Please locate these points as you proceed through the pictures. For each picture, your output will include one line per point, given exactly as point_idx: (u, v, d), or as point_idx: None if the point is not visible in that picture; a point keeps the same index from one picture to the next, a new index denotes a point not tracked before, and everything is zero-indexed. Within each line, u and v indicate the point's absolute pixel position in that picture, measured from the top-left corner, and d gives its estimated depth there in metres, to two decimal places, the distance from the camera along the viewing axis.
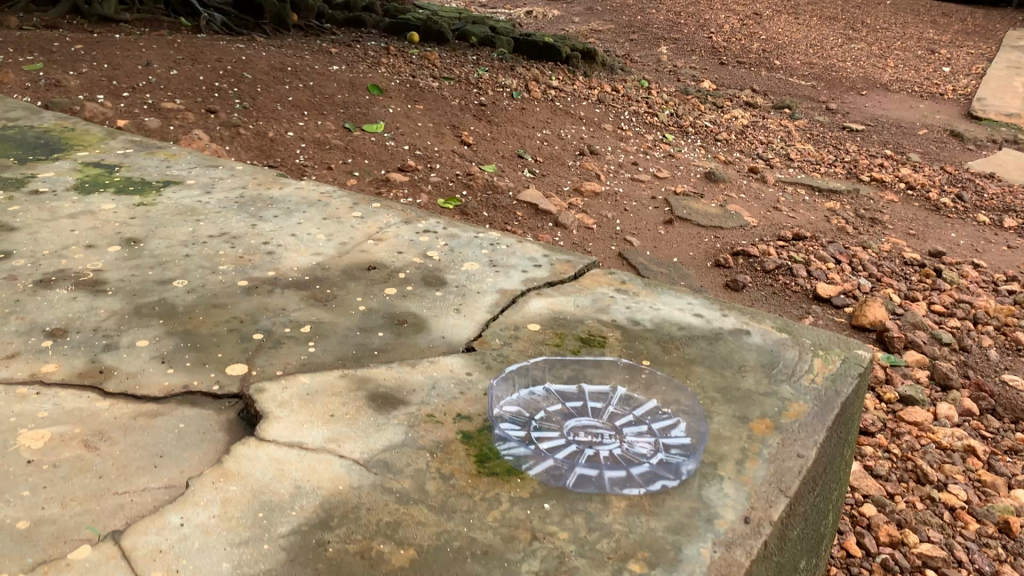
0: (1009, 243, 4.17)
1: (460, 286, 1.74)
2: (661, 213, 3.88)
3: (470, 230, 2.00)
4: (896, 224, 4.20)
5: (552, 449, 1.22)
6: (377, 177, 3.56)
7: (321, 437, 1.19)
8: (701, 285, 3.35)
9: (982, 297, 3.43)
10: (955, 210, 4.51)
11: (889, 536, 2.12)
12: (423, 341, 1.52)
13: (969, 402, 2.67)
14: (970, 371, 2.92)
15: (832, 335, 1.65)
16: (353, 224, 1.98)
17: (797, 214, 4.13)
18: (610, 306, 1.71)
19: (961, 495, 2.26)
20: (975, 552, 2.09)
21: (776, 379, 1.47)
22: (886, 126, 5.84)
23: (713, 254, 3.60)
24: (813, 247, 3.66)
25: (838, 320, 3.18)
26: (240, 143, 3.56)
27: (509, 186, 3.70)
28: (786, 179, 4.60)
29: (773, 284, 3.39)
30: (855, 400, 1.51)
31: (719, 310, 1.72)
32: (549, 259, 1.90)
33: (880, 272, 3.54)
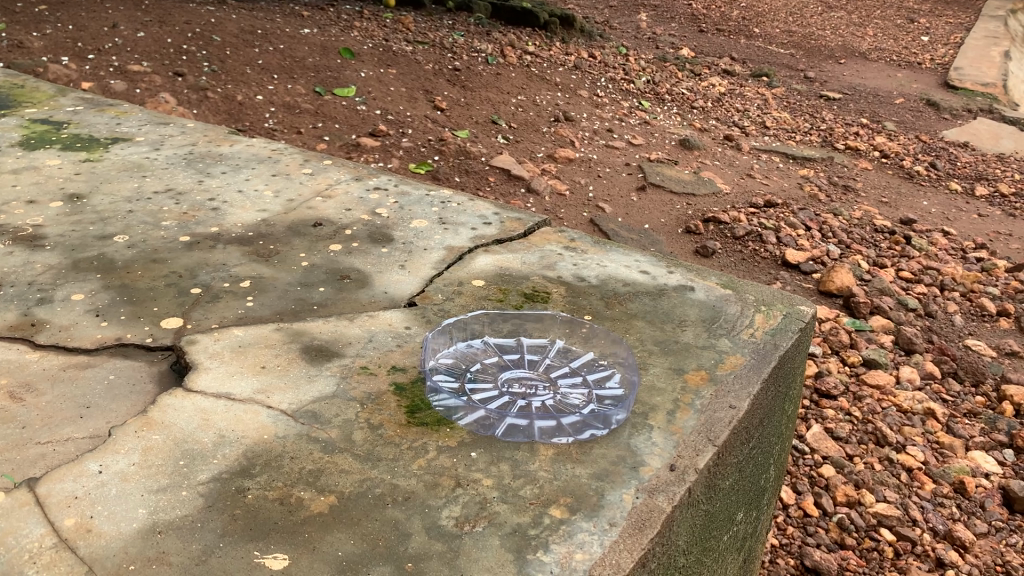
0: (980, 211, 4.20)
1: (407, 243, 1.72)
2: (634, 179, 3.87)
3: (423, 188, 1.98)
4: (868, 191, 4.22)
5: (485, 400, 1.22)
6: (348, 141, 3.53)
7: (250, 388, 1.19)
8: (671, 251, 3.35)
9: (949, 264, 3.45)
10: (928, 177, 4.53)
11: (846, 496, 2.14)
12: (365, 297, 1.50)
13: (931, 365, 2.69)
14: (934, 336, 2.94)
15: (775, 290, 1.66)
16: (303, 181, 1.96)
17: (770, 181, 4.14)
18: (557, 262, 1.70)
19: (918, 455, 2.29)
20: (930, 512, 2.12)
21: (715, 333, 1.48)
22: (863, 94, 5.84)
23: (684, 220, 3.60)
24: (784, 214, 3.66)
25: (805, 286, 3.20)
26: (208, 106, 3.51)
27: (483, 151, 3.68)
28: (761, 147, 4.60)
29: (743, 250, 3.40)
30: (795, 355, 1.53)
31: (665, 267, 1.71)
32: (499, 216, 1.88)
33: (849, 239, 3.55)
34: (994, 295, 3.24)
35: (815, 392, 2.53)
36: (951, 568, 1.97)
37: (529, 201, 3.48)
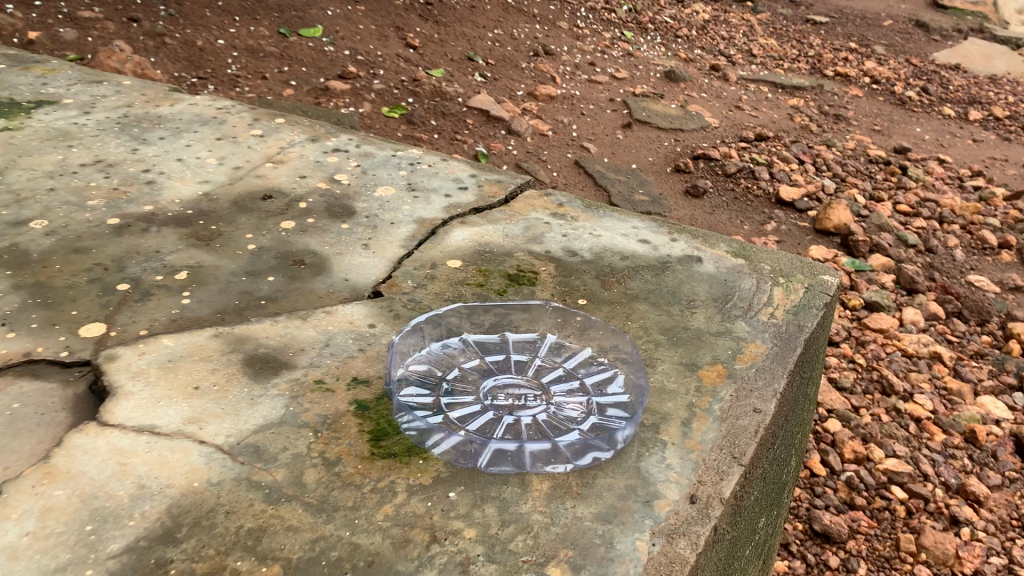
0: (974, 137, 4.01)
1: (371, 216, 1.50)
2: (619, 116, 3.64)
3: (387, 148, 1.75)
4: (859, 119, 4.00)
5: (463, 418, 1.02)
6: (316, 85, 3.26)
7: (178, 419, 0.98)
8: (660, 192, 3.13)
9: (947, 195, 3.26)
10: (920, 102, 4.31)
11: (854, 453, 1.92)
12: (322, 287, 1.29)
13: (934, 306, 2.51)
14: (935, 273, 2.76)
15: (793, 258, 1.46)
16: (251, 145, 1.73)
17: (759, 113, 3.91)
18: (543, 234, 1.49)
19: (926, 405, 2.09)
20: (941, 466, 1.92)
21: (729, 315, 1.28)
22: (851, 17, 5.56)
23: (673, 158, 3.37)
24: (776, 148, 3.44)
25: (801, 225, 2.99)
26: (167, 53, 3.22)
27: (459, 91, 3.43)
28: (749, 76, 4.35)
29: (734, 188, 3.19)
30: (820, 335, 1.33)
31: (667, 234, 1.51)
32: (476, 179, 1.66)
33: (844, 172, 3.34)
34: (995, 228, 3.05)
35: None
36: (966, 527, 1.78)
37: (511, 143, 3.24)
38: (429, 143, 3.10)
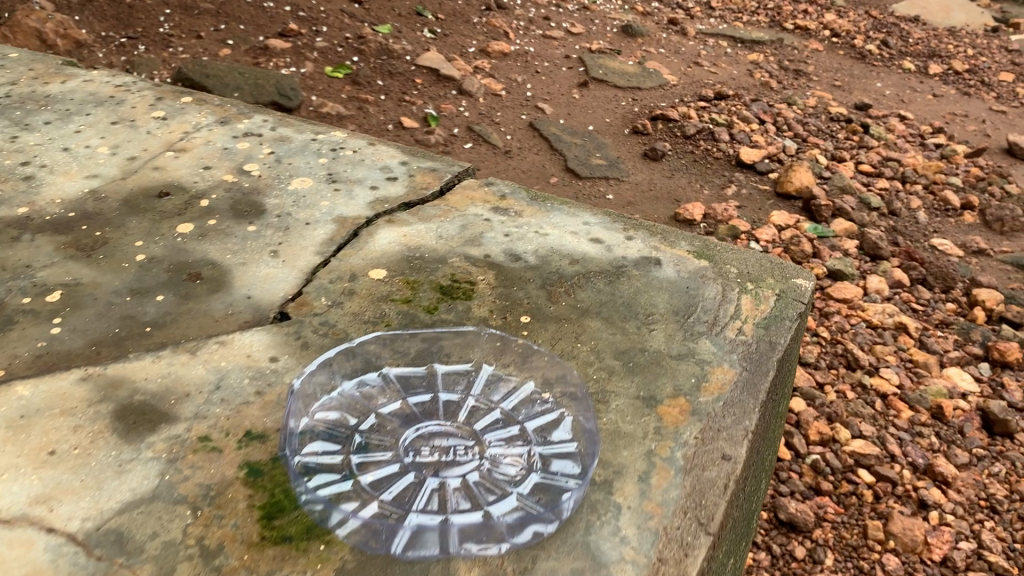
0: (935, 91, 3.87)
1: (283, 216, 1.31)
2: (574, 74, 3.43)
3: (307, 131, 1.55)
4: (820, 75, 3.85)
5: (377, 484, 0.85)
6: (255, 44, 3.00)
7: (22, 499, 0.80)
8: (617, 156, 2.95)
9: (910, 153, 3.12)
10: (880, 56, 4.17)
11: (818, 434, 1.64)
12: (218, 307, 1.10)
13: (898, 274, 2.31)
14: (899, 238, 2.60)
15: (762, 258, 1.31)
16: (151, 130, 1.52)
17: (719, 70, 3.74)
18: (483, 234, 1.31)
19: (893, 378, 1.81)
20: (908, 445, 1.65)
21: (692, 333, 1.12)
22: None
23: (631, 119, 3.19)
24: (736, 107, 3.26)
25: (761, 189, 2.82)
26: (93, 11, 2.96)
27: (408, 49, 3.19)
28: (707, 31, 4.17)
29: (694, 151, 3.01)
30: (793, 350, 1.18)
31: (622, 232, 1.34)
32: (408, 167, 1.47)
33: (805, 132, 3.19)
34: (957, 188, 2.91)
35: None
36: (935, 510, 1.52)
37: (462, 104, 3.03)
38: (376, 104, 2.89)
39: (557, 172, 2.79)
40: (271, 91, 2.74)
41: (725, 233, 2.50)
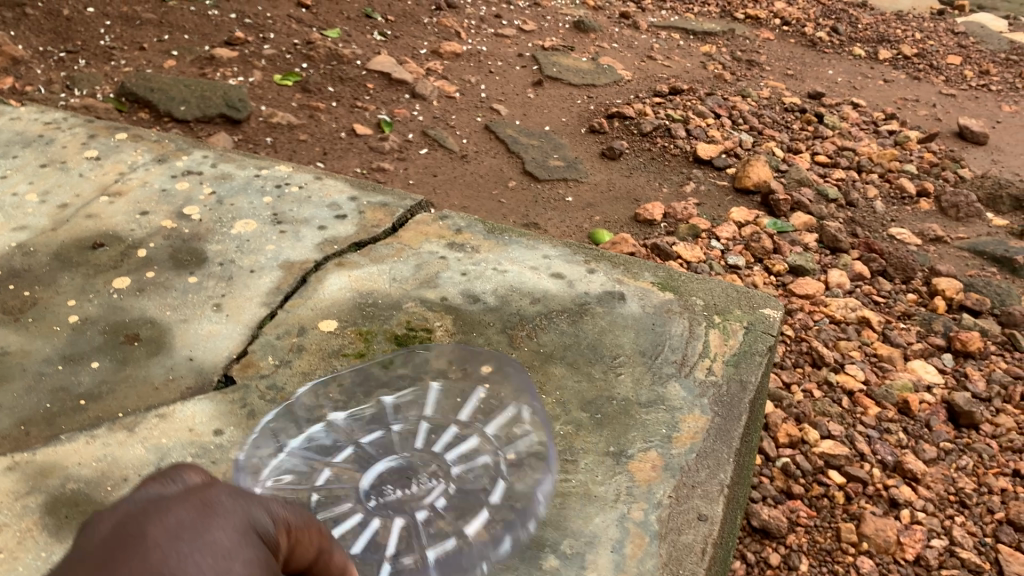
0: (885, 77, 3.88)
1: (227, 263, 1.24)
2: (528, 73, 3.38)
3: (249, 167, 1.48)
4: (772, 64, 3.84)
5: (348, 521, 0.86)
6: (200, 54, 2.90)
7: None
8: (575, 157, 2.89)
9: (864, 142, 3.10)
10: (831, 44, 4.18)
11: (787, 436, 1.53)
12: (158, 372, 1.04)
13: (858, 266, 2.26)
14: (857, 229, 2.56)
15: (727, 287, 1.27)
16: (83, 173, 1.44)
17: (672, 63, 3.71)
18: (439, 274, 1.25)
19: (858, 375, 1.72)
20: (877, 442, 1.55)
21: (660, 376, 1.07)
22: None
23: (587, 118, 3.13)
24: (691, 103, 3.22)
25: (720, 185, 2.76)
26: (29, 27, 2.82)
27: (358, 53, 3.11)
28: (659, 23, 4.16)
29: (651, 148, 2.94)
30: (764, 385, 1.14)
31: (583, 265, 1.30)
32: (357, 203, 1.41)
33: (761, 124, 3.16)
34: (913, 175, 2.88)
35: None
36: (907, 508, 1.43)
37: (415, 108, 2.96)
38: (328, 112, 2.82)
39: (515, 176, 2.73)
40: (219, 101, 2.66)
41: (685, 233, 2.43)
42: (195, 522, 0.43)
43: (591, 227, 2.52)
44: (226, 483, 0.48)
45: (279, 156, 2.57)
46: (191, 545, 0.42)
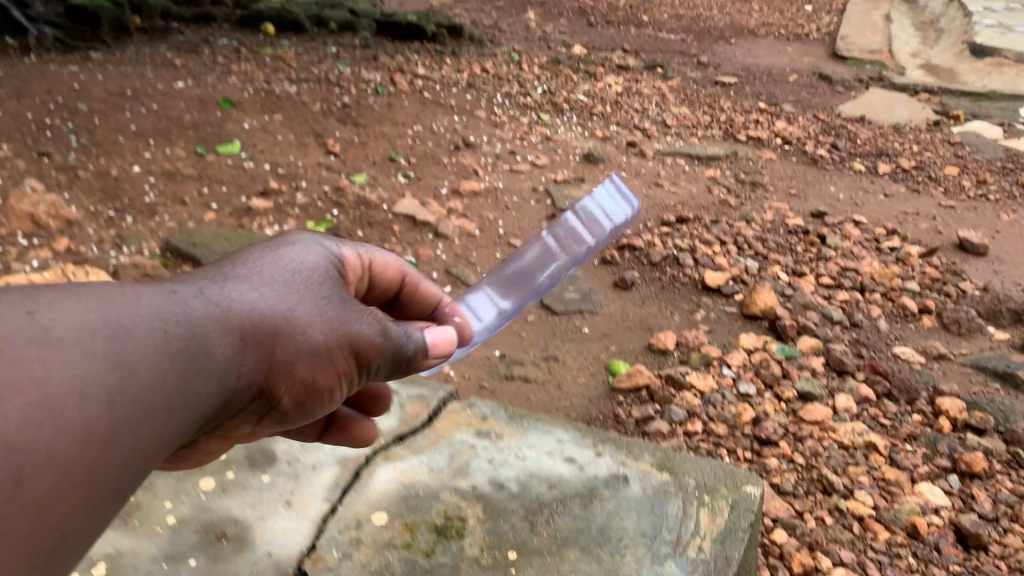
0: (884, 191, 4.65)
1: (292, 464, 1.61)
2: (542, 207, 4.03)
3: None
4: (775, 185, 4.61)
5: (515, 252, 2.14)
6: (235, 206, 3.66)
7: None
8: (589, 288, 3.57)
9: (865, 261, 3.72)
10: (830, 160, 5.05)
11: (803, 565, 2.18)
12: (245, 566, 1.42)
13: (865, 389, 2.84)
14: (863, 350, 3.11)
15: (717, 468, 1.61)
16: None
17: (678, 189, 4.47)
18: (468, 464, 1.61)
19: (868, 501, 2.39)
20: (886, 568, 2.21)
21: (660, 555, 1.42)
22: (757, 76, 6.94)
23: (600, 250, 3.82)
24: (697, 231, 3.90)
25: (729, 311, 3.35)
26: (82, 188, 3.54)
27: (383, 197, 3.84)
28: (666, 150, 4.94)
29: (661, 277, 3.60)
30: (745, 554, 1.48)
31: (593, 449, 1.65)
32: (400, 397, 1.78)
33: (765, 248, 3.78)
34: (912, 294, 3.49)
35: (756, 441, 2.62)
36: None
37: (439, 248, 3.62)
38: None
39: (534, 309, 3.45)
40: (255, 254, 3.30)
41: (697, 361, 2.99)
42: (254, 255, 1.32)
43: (607, 357, 3.15)
44: (274, 246, 1.37)
45: None
46: (256, 261, 1.30)
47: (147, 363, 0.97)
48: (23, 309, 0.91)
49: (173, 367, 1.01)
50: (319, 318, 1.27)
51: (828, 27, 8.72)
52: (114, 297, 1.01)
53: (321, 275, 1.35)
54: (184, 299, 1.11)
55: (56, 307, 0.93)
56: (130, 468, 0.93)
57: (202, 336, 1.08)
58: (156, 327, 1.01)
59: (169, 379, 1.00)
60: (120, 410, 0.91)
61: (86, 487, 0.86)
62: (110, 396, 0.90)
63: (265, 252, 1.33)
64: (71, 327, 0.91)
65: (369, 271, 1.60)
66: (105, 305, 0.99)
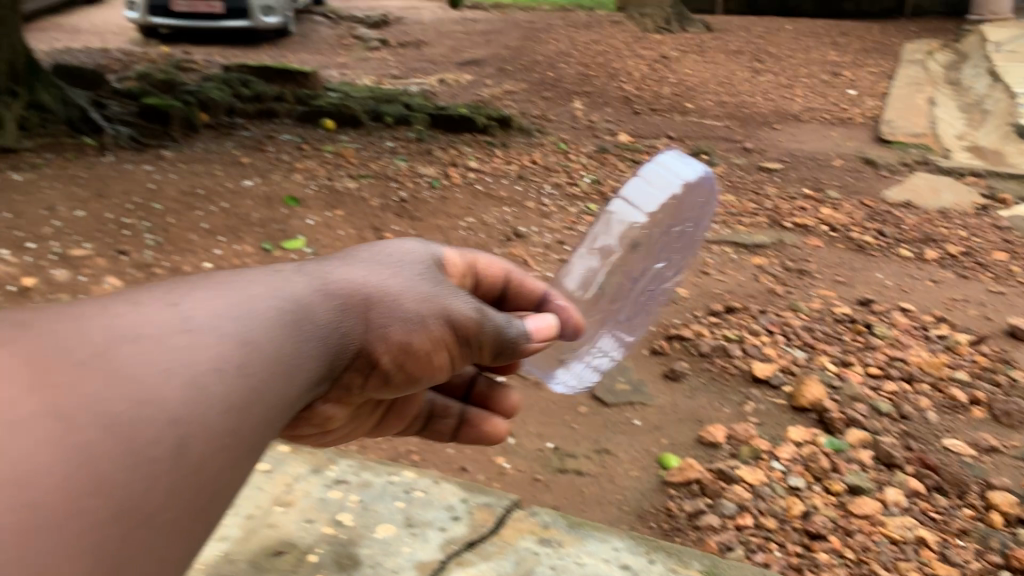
0: (932, 277, 4.77)
1: (376, 564, 1.80)
2: None
3: (383, 474, 2.08)
4: (822, 272, 4.76)
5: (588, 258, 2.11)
6: None
7: None
8: (640, 378, 3.73)
9: (913, 350, 3.83)
10: (877, 247, 5.18)
11: None
12: None
13: (914, 482, 2.93)
14: (913, 442, 3.18)
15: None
16: (260, 485, 2.01)
17: (725, 277, 4.66)
18: (534, 568, 1.80)
19: None
20: None
21: None
22: (802, 161, 7.15)
23: (649, 340, 4.00)
24: (745, 321, 4.05)
25: (778, 403, 3.47)
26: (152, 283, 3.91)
27: None
28: (713, 239, 5.18)
29: (711, 368, 3.73)
30: None
31: (646, 556, 1.84)
32: (467, 504, 2.00)
33: (812, 338, 3.91)
34: (961, 383, 3.60)
35: (806, 535, 2.71)
36: None
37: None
38: None
39: (586, 400, 3.62)
40: None
41: (747, 454, 3.10)
42: (361, 252, 1.45)
43: (659, 450, 3.27)
44: (377, 247, 1.49)
45: None
46: (363, 258, 1.42)
47: (258, 335, 1.01)
48: (163, 302, 0.97)
49: (292, 341, 1.08)
50: (415, 297, 1.42)
51: (871, 111, 8.89)
52: (229, 284, 1.08)
53: (417, 266, 1.48)
54: (297, 276, 1.20)
55: (193, 298, 1.00)
56: (257, 442, 0.95)
57: (316, 306, 1.18)
58: (269, 306, 1.08)
59: (282, 348, 1.05)
60: (255, 380, 0.96)
61: (229, 449, 0.89)
62: (246, 368, 0.96)
63: (368, 251, 1.46)
64: (202, 313, 0.98)
65: (472, 269, 1.70)
66: (219, 290, 1.05)
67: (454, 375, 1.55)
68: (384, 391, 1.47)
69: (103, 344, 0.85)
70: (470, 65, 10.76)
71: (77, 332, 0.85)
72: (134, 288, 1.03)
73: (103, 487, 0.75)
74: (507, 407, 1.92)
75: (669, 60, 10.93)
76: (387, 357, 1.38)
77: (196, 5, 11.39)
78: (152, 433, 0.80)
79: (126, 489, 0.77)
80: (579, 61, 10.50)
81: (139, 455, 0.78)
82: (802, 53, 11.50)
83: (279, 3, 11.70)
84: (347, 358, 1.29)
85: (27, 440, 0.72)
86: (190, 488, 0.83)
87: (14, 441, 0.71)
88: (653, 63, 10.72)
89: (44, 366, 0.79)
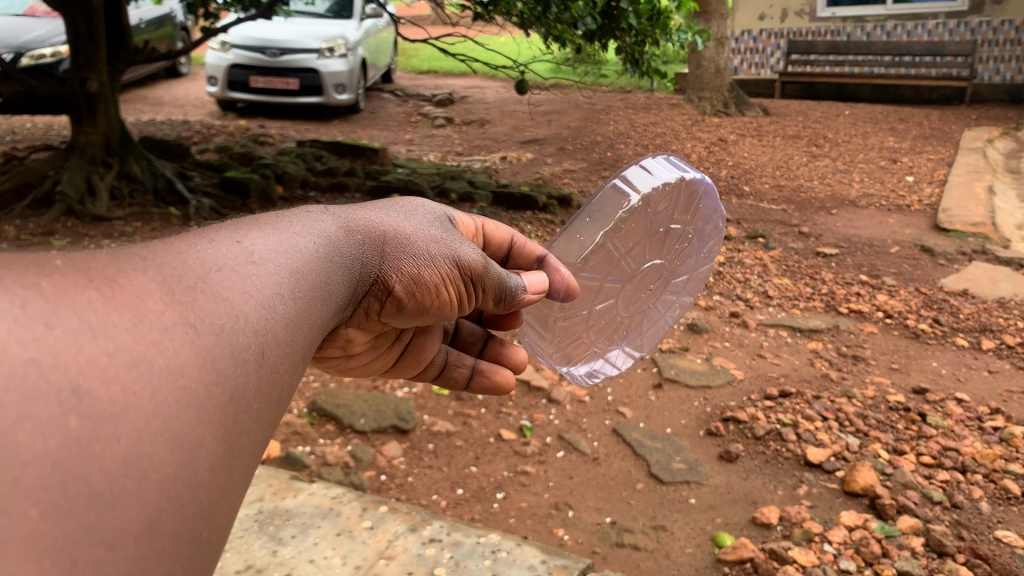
0: (988, 367, 4.90)
1: None
2: (651, 378, 4.67)
3: (473, 536, 2.46)
4: (877, 359, 4.93)
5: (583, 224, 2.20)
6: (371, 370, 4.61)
7: None
8: (696, 459, 3.95)
9: (966, 440, 3.94)
10: (932, 334, 5.34)
11: None
12: None
13: (964, 571, 3.06)
14: (965, 531, 3.31)
15: None
16: (365, 539, 2.45)
17: (780, 360, 4.89)
18: None
19: None
20: None
21: None
22: (859, 246, 7.34)
23: (704, 420, 4.27)
24: (799, 405, 4.24)
25: (831, 487, 3.65)
26: None
27: None
28: (768, 322, 5.44)
29: (765, 450, 3.93)
30: None
31: None
32: (546, 564, 2.35)
33: (866, 425, 4.08)
34: (1015, 475, 3.64)
35: None
36: None
37: (553, 412, 4.31)
38: (478, 417, 4.24)
39: (643, 477, 3.84)
40: (392, 415, 4.14)
41: (800, 536, 3.30)
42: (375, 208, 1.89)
43: (714, 528, 3.47)
44: (386, 205, 1.94)
45: (441, 457, 3.93)
46: (378, 211, 1.87)
47: (299, 268, 1.40)
48: (234, 241, 1.35)
49: (322, 274, 1.48)
50: (419, 248, 1.85)
51: (929, 198, 9.01)
52: (276, 228, 1.48)
53: (422, 224, 1.92)
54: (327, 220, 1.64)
55: (254, 239, 1.38)
56: (306, 346, 1.31)
57: (340, 244, 1.61)
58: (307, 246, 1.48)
59: (319, 280, 1.45)
60: (300, 300, 1.34)
61: (288, 351, 1.23)
62: (291, 293, 1.32)
63: (381, 207, 1.91)
64: (261, 251, 1.35)
65: (481, 233, 2.23)
66: (272, 236, 1.43)
67: (460, 313, 1.96)
68: (400, 315, 1.89)
69: (201, 273, 1.18)
70: (532, 143, 11.23)
71: (182, 259, 1.19)
72: (196, 231, 1.37)
73: (223, 377, 1.04)
74: (514, 362, 2.51)
75: (728, 144, 11.28)
76: (403, 287, 1.82)
77: (273, 81, 11.99)
78: (240, 339, 1.12)
79: (236, 379, 1.07)
80: (637, 143, 10.91)
81: (234, 354, 1.09)
82: (865, 138, 11.70)
83: (350, 81, 12.28)
84: (367, 282, 1.72)
85: (178, 341, 1.01)
86: (269, 379, 1.15)
87: (167, 328, 1.01)
88: (710, 146, 11.07)
89: (169, 290, 1.09)
